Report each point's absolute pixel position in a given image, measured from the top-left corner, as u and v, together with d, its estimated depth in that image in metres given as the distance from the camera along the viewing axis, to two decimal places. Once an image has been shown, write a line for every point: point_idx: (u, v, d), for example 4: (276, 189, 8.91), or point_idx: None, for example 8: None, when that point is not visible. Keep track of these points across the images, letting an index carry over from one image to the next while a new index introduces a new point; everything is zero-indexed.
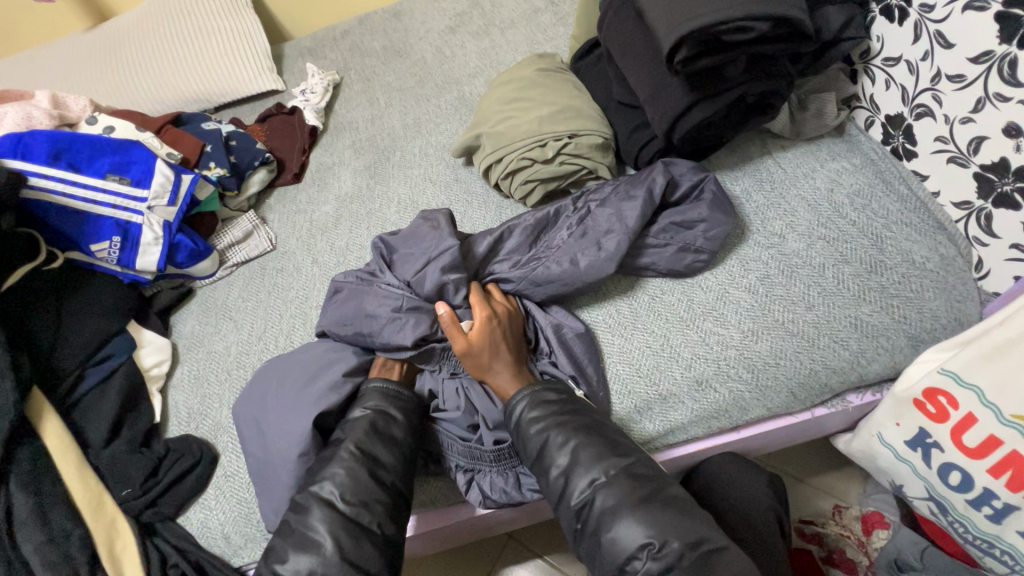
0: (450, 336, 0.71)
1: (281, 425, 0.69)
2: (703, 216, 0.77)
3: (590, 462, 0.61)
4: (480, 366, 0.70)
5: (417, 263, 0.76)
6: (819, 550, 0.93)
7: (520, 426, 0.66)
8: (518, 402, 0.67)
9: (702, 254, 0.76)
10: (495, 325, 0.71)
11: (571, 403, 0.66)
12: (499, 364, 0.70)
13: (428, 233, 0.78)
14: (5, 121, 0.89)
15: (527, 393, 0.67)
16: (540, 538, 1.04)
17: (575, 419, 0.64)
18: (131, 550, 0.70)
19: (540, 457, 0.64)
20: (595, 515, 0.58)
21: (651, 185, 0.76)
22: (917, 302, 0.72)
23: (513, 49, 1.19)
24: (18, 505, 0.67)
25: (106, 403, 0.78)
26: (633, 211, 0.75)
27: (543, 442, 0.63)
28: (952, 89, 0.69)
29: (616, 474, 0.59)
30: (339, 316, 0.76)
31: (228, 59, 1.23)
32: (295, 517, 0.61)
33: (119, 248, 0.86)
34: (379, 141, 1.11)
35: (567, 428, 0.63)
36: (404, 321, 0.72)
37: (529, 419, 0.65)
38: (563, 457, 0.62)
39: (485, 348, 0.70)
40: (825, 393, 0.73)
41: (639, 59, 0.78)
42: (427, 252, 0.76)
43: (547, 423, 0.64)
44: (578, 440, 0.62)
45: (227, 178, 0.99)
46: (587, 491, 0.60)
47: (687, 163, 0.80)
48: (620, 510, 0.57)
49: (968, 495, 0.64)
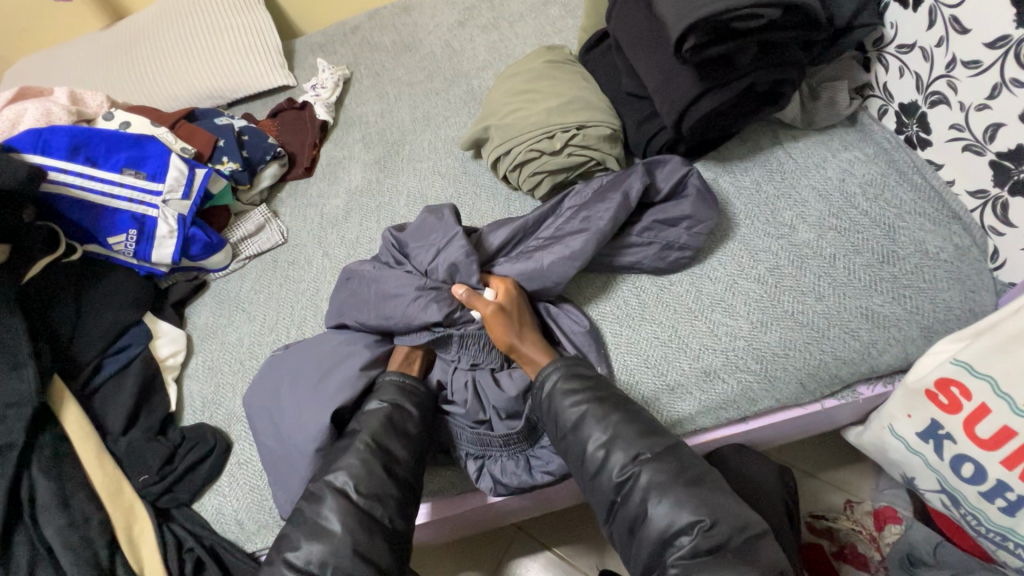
0: (477, 306, 0.71)
1: (297, 417, 0.70)
2: (705, 207, 0.76)
3: (632, 439, 0.62)
4: (511, 332, 0.70)
5: (433, 249, 0.77)
6: (830, 545, 0.92)
7: (553, 397, 0.66)
8: (551, 372, 0.68)
9: (686, 251, 0.77)
10: (518, 297, 0.73)
11: (602, 380, 0.67)
12: (527, 333, 0.71)
13: (435, 221, 0.79)
14: (25, 118, 0.91)
15: (561, 364, 0.68)
16: (549, 530, 1.05)
17: (611, 396, 0.65)
18: (148, 534, 0.72)
19: (575, 430, 0.64)
20: (639, 490, 0.59)
21: (627, 189, 0.75)
22: (930, 293, 0.71)
23: (522, 42, 1.19)
24: (39, 490, 0.70)
25: (124, 392, 0.80)
26: (605, 211, 0.75)
27: (580, 415, 0.64)
28: (967, 76, 0.67)
29: (661, 453, 0.60)
30: (359, 302, 0.77)
31: (241, 56, 1.24)
32: (308, 504, 0.62)
33: (134, 241, 0.88)
34: (388, 135, 1.11)
35: (606, 404, 0.64)
36: (430, 301, 0.72)
37: (563, 391, 0.66)
38: (600, 431, 0.63)
39: (514, 314, 0.71)
40: (835, 385, 0.72)
41: (648, 49, 0.78)
42: (438, 240, 0.77)
43: (586, 397, 0.65)
44: (618, 417, 0.63)
45: (240, 173, 1.00)
46: (630, 466, 0.60)
47: (670, 159, 0.79)
48: (667, 488, 0.58)
49: (981, 486, 0.63)
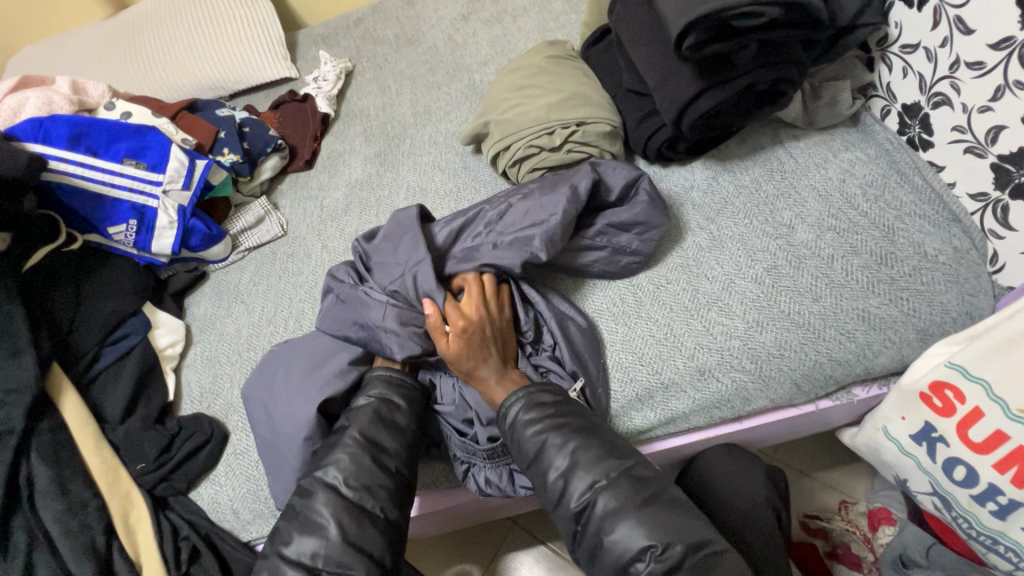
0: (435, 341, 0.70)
1: (288, 408, 0.70)
2: (657, 213, 0.77)
3: (590, 465, 0.61)
4: (465, 371, 0.69)
5: (399, 273, 0.75)
6: (824, 545, 0.93)
7: (515, 428, 0.65)
8: (513, 403, 0.66)
9: (637, 257, 0.77)
10: (471, 335, 0.68)
11: (566, 405, 0.66)
12: (483, 370, 0.68)
13: (406, 240, 0.77)
14: (27, 106, 0.91)
15: (521, 395, 0.66)
16: (543, 525, 1.05)
17: (570, 422, 0.64)
18: (145, 522, 0.73)
19: (536, 460, 0.63)
20: (596, 518, 0.59)
21: (575, 183, 0.76)
22: (927, 296, 0.71)
23: (525, 36, 1.18)
24: (38, 476, 0.71)
25: (122, 380, 0.81)
26: (554, 205, 0.75)
27: (540, 446, 0.63)
28: (971, 77, 0.67)
29: (617, 476, 0.60)
30: (333, 319, 0.74)
31: (243, 46, 1.24)
32: (301, 499, 0.62)
33: (135, 231, 0.89)
34: (390, 128, 1.11)
35: (564, 431, 0.63)
36: (400, 331, 0.71)
37: (525, 422, 0.64)
38: (561, 460, 0.62)
39: (466, 355, 0.68)
40: (830, 386, 0.72)
41: (648, 45, 0.78)
42: (406, 262, 0.75)
43: (543, 426, 0.64)
44: (576, 443, 0.62)
45: (240, 164, 1.00)
46: (586, 494, 0.60)
47: (622, 166, 0.79)
48: (622, 513, 0.57)
49: (973, 490, 0.63)
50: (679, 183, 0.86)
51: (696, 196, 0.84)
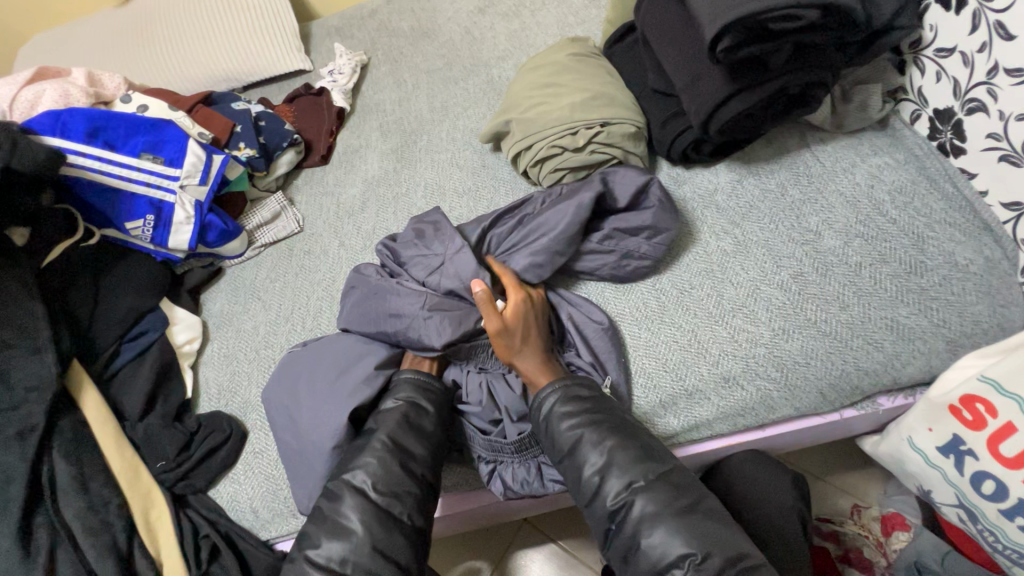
0: (484, 315, 0.69)
1: (313, 414, 0.70)
2: (667, 217, 0.76)
3: (627, 466, 0.60)
4: (511, 348, 0.69)
5: (434, 263, 0.76)
6: (835, 549, 0.93)
7: (550, 420, 0.65)
8: (549, 394, 0.66)
9: (647, 260, 0.76)
10: (530, 310, 0.71)
11: (601, 402, 0.65)
12: (529, 350, 0.69)
13: (437, 232, 0.79)
14: (44, 98, 0.90)
15: (558, 387, 0.66)
16: (554, 523, 1.05)
17: (607, 419, 0.64)
18: (165, 521, 0.73)
19: (571, 454, 0.63)
20: (632, 520, 0.58)
21: (580, 199, 0.75)
22: (957, 306, 0.70)
23: (543, 31, 1.16)
24: (60, 474, 0.70)
25: (141, 378, 0.80)
26: (560, 217, 0.75)
27: (575, 439, 0.63)
28: (1010, 83, 0.65)
29: (655, 480, 0.59)
30: (365, 314, 0.75)
31: (257, 38, 1.23)
32: (328, 502, 0.63)
33: (152, 226, 0.88)
34: (406, 124, 1.10)
35: (601, 427, 0.63)
36: (437, 319, 0.71)
37: (561, 414, 0.65)
38: (597, 457, 0.62)
39: (519, 331, 0.69)
40: (856, 395, 0.71)
41: (676, 45, 0.76)
42: (442, 252, 0.77)
43: (580, 420, 0.64)
44: (612, 442, 0.62)
45: (256, 159, 0.99)
46: (623, 493, 0.60)
47: (626, 176, 0.78)
48: (661, 518, 0.57)
49: (1001, 505, 0.62)
50: (703, 186, 0.85)
51: (721, 200, 0.83)
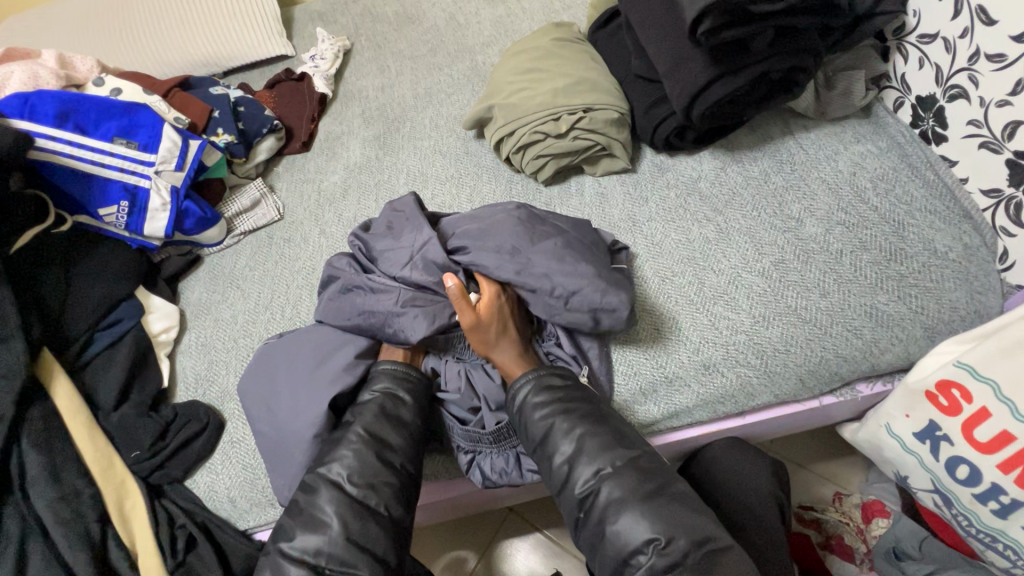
0: (457, 309, 0.68)
1: (292, 405, 0.69)
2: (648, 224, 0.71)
3: (596, 452, 0.60)
4: (487, 340, 0.68)
5: (405, 256, 0.74)
6: (817, 536, 0.93)
7: (523, 411, 0.65)
8: (523, 385, 0.66)
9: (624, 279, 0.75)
10: (504, 301, 0.72)
11: (576, 390, 0.65)
12: (505, 342, 0.69)
13: (407, 225, 0.77)
14: (12, 79, 0.88)
15: (532, 377, 0.66)
16: (539, 513, 1.06)
17: (579, 407, 0.64)
18: (138, 510, 0.71)
19: (543, 443, 0.63)
20: (600, 506, 0.58)
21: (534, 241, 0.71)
22: (936, 293, 0.70)
23: (529, 17, 1.15)
24: (29, 464, 0.69)
25: (114, 367, 0.79)
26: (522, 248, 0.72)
27: (547, 428, 0.63)
28: (990, 69, 0.65)
29: (622, 465, 0.59)
30: (337, 308, 0.73)
31: (238, 23, 1.20)
32: (304, 495, 0.62)
33: (126, 213, 0.86)
34: (389, 110, 1.08)
35: (572, 415, 0.63)
36: (412, 314, 0.70)
37: (534, 404, 0.64)
38: (567, 445, 0.62)
39: (494, 323, 0.69)
40: (834, 382, 0.71)
41: (660, 31, 0.75)
42: (410, 244, 0.75)
43: (553, 408, 0.64)
44: (583, 429, 0.62)
45: (235, 145, 0.98)
46: (591, 480, 0.59)
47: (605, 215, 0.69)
48: (627, 503, 0.57)
49: (975, 489, 0.63)
50: (687, 173, 0.84)
51: (704, 187, 0.82)
